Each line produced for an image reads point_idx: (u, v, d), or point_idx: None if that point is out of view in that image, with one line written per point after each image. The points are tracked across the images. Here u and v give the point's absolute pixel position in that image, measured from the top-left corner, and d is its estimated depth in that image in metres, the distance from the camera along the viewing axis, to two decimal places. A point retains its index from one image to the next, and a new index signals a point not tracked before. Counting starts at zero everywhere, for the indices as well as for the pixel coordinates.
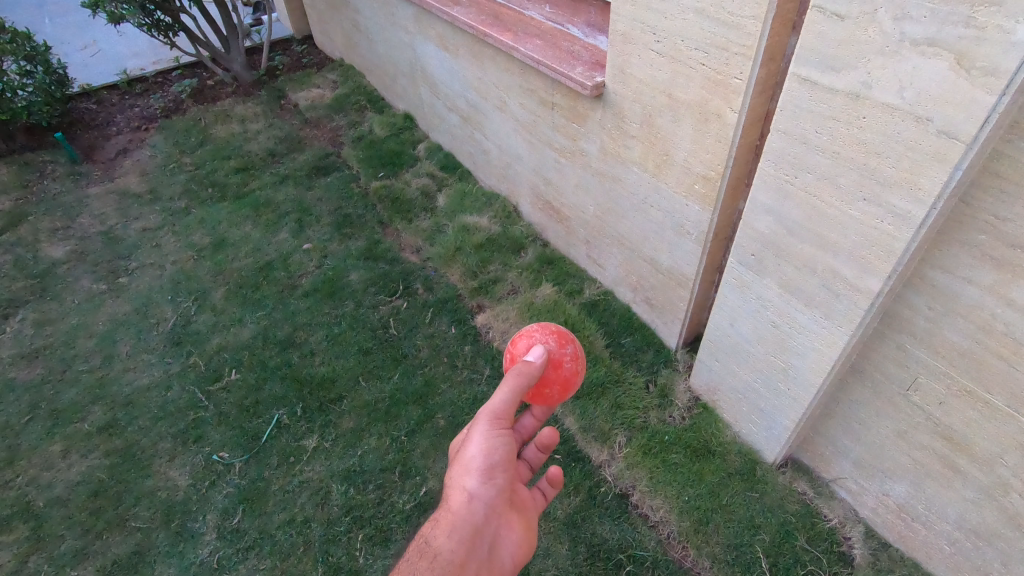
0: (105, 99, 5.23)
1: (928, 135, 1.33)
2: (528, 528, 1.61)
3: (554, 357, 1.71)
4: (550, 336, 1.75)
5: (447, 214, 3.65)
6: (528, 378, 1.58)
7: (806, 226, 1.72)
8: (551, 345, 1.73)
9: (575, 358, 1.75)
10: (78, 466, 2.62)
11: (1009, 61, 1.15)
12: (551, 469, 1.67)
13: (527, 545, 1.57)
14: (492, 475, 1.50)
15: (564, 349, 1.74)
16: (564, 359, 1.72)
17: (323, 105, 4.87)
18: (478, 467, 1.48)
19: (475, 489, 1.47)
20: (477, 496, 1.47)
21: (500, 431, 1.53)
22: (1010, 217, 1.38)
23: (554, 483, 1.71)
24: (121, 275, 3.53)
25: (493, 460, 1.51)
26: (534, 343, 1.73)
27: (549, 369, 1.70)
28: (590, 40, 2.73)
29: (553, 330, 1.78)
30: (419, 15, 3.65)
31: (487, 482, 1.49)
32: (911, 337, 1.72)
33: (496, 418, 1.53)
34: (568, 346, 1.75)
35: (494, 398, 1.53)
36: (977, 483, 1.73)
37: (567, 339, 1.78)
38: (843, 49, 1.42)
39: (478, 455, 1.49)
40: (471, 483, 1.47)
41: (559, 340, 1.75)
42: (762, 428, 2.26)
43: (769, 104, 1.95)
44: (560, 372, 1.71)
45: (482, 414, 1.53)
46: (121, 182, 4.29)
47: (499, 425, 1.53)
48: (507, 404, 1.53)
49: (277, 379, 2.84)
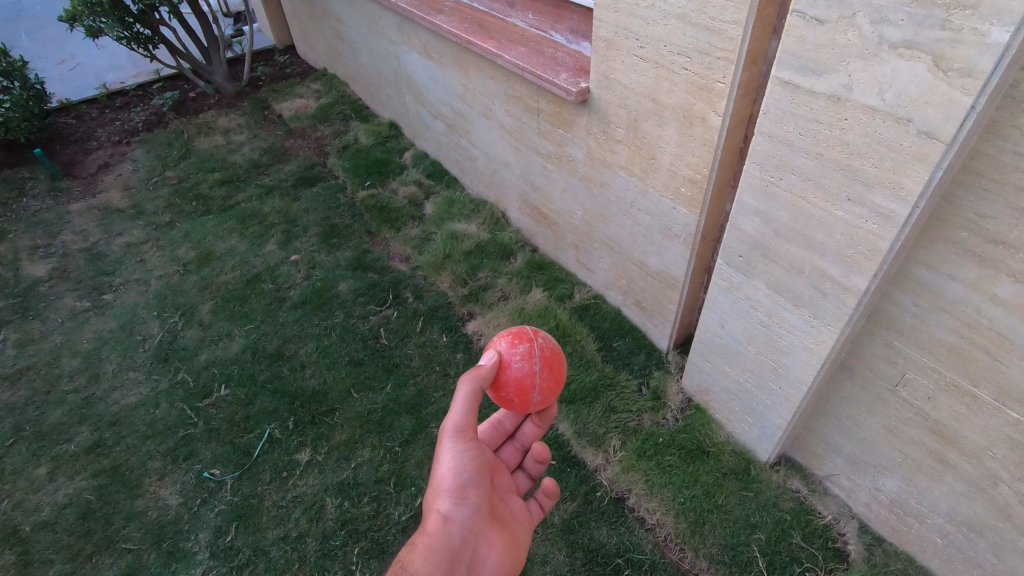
0: (85, 113, 5.17)
1: (909, 135, 1.35)
2: (510, 545, 1.59)
3: (503, 359, 1.65)
4: (504, 338, 1.71)
5: (435, 222, 3.64)
6: (481, 386, 1.56)
7: (792, 227, 1.74)
8: (503, 347, 1.68)
9: (529, 356, 1.66)
10: (65, 488, 2.56)
11: (985, 62, 1.18)
12: (545, 482, 1.72)
13: (510, 564, 1.57)
14: (464, 494, 1.51)
15: (515, 349, 1.66)
16: (514, 359, 1.65)
17: (307, 115, 4.85)
18: (448, 488, 1.49)
19: (448, 510, 1.47)
20: (452, 517, 1.48)
21: (465, 445, 1.53)
22: (991, 214, 1.41)
23: (551, 494, 1.74)
24: (105, 292, 3.48)
25: (462, 478, 1.50)
26: (490, 348, 1.72)
27: (499, 373, 1.65)
28: (574, 47, 2.76)
29: (511, 331, 1.73)
30: (402, 23, 3.65)
31: (460, 503, 1.49)
32: (898, 334, 1.74)
33: (459, 432, 1.52)
34: (521, 344, 1.67)
35: (452, 412, 1.53)
36: (968, 476, 1.75)
37: (524, 337, 1.70)
38: (823, 52, 1.45)
39: (447, 475, 1.50)
40: (444, 505, 1.48)
41: (511, 340, 1.69)
42: (754, 427, 2.28)
43: (752, 107, 1.97)
44: (510, 373, 1.64)
45: (445, 432, 1.53)
46: (103, 197, 4.24)
47: (463, 440, 1.52)
48: (466, 419, 1.52)
49: (268, 393, 2.81)
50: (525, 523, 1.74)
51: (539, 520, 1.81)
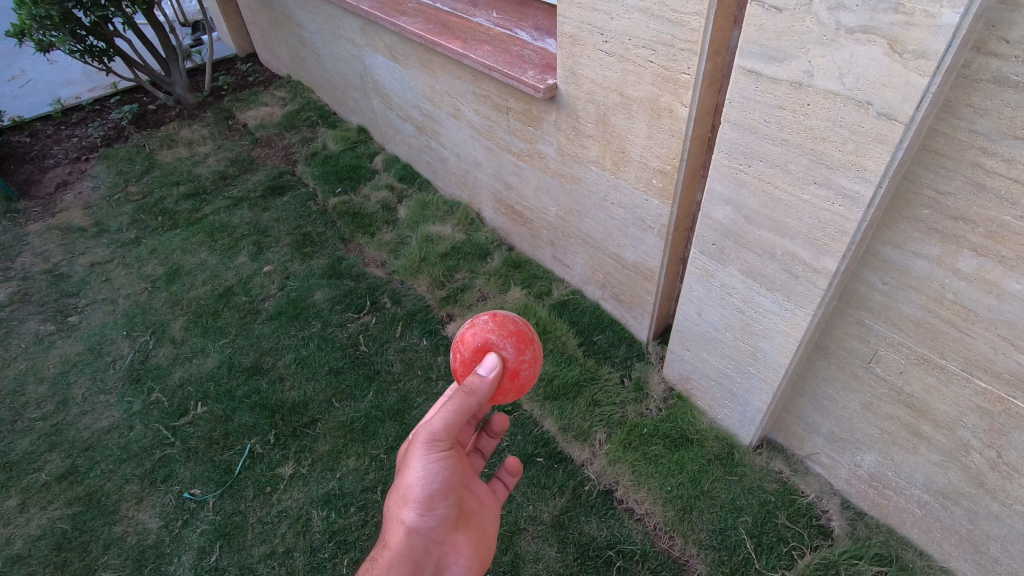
0: (40, 131, 5.01)
1: (870, 118, 1.38)
2: (477, 546, 1.59)
3: (511, 365, 1.59)
4: (509, 339, 1.61)
5: (409, 225, 3.61)
6: (475, 402, 1.48)
7: (761, 213, 1.77)
8: (509, 352, 1.60)
9: (534, 362, 1.64)
10: (38, 519, 2.47)
11: (938, 43, 1.21)
12: (508, 460, 1.74)
13: (476, 567, 1.57)
14: (432, 505, 1.46)
15: (523, 355, 1.61)
16: (522, 365, 1.61)
17: (273, 123, 4.77)
18: (416, 498, 1.45)
19: (414, 522, 1.45)
20: (417, 527, 1.45)
21: (437, 456, 1.46)
22: (950, 190, 1.45)
23: (513, 472, 1.78)
24: (70, 314, 3.37)
25: (432, 488, 1.45)
26: (490, 345, 1.61)
27: (506, 378, 1.60)
28: (539, 44, 2.78)
29: (511, 329, 1.64)
30: (366, 26, 3.62)
31: (426, 513, 1.46)
32: (869, 312, 1.78)
33: (434, 441, 1.46)
34: (527, 349, 1.63)
35: (433, 420, 1.46)
36: (941, 447, 1.80)
37: (527, 340, 1.64)
38: (782, 40, 1.48)
39: (415, 485, 1.44)
40: (409, 515, 1.44)
41: (518, 344, 1.61)
42: (736, 412, 2.31)
43: (718, 97, 2.00)
44: (517, 380, 1.61)
45: (420, 439, 1.46)
46: (63, 216, 4.10)
47: (437, 449, 1.46)
48: (446, 428, 1.45)
49: (247, 408, 2.75)
50: (492, 507, 1.75)
51: (503, 499, 1.85)
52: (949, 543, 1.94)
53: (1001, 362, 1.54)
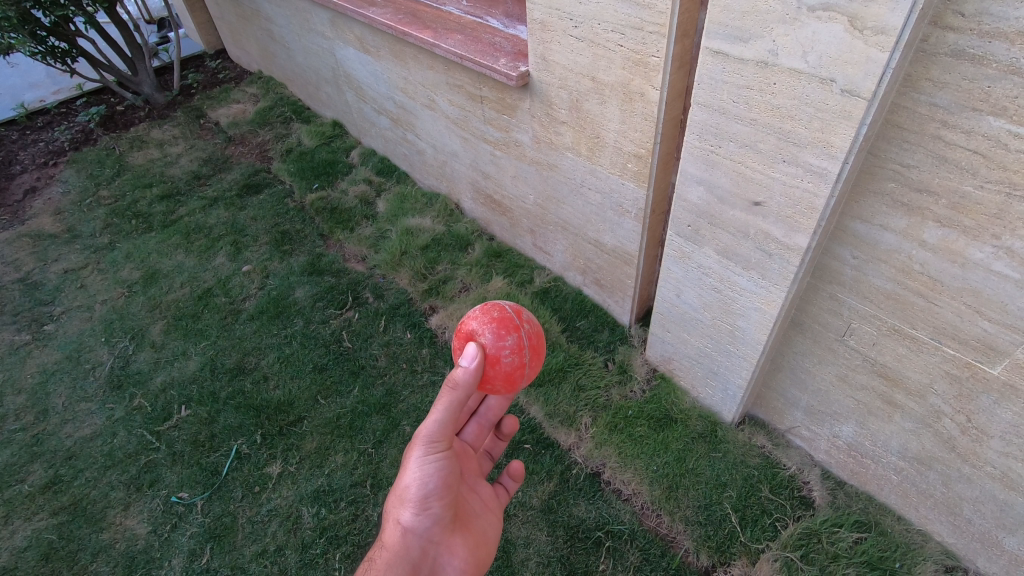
0: (5, 137, 4.89)
1: (834, 95, 1.40)
2: (473, 549, 1.59)
3: (490, 352, 1.55)
4: (489, 325, 1.59)
5: (389, 219, 3.59)
6: (463, 396, 1.45)
7: (734, 193, 1.79)
8: (488, 337, 1.56)
9: (517, 349, 1.57)
10: (23, 531, 2.44)
11: (895, 19, 1.23)
12: (511, 464, 1.80)
13: (473, 571, 1.57)
14: (427, 505, 1.46)
15: (503, 341, 1.56)
16: (503, 352, 1.56)
17: (245, 121, 4.70)
18: (412, 498, 1.44)
19: (410, 521, 1.44)
20: (413, 528, 1.45)
21: (433, 455, 1.46)
22: (914, 164, 1.49)
23: (515, 477, 1.82)
24: (46, 323, 3.31)
25: (427, 489, 1.45)
26: (472, 333, 1.60)
27: (486, 367, 1.55)
28: (511, 31, 2.75)
29: (494, 316, 1.61)
30: (335, 18, 3.56)
31: (422, 513, 1.45)
32: (842, 287, 1.82)
33: (430, 440, 1.46)
34: (508, 336, 1.57)
35: (428, 418, 1.46)
36: (914, 415, 1.85)
37: (510, 327, 1.59)
38: (747, 20, 1.49)
39: (412, 485, 1.44)
40: (405, 515, 1.44)
41: (497, 329, 1.57)
42: (718, 390, 2.35)
43: (688, 79, 2.02)
44: (499, 368, 1.55)
45: (416, 439, 1.46)
46: (33, 223, 4.01)
47: (435, 449, 1.46)
48: (440, 425, 1.46)
49: (231, 409, 2.74)
50: (495, 509, 1.76)
51: (508, 500, 1.87)
52: (925, 507, 2.00)
53: (967, 329, 1.59)
